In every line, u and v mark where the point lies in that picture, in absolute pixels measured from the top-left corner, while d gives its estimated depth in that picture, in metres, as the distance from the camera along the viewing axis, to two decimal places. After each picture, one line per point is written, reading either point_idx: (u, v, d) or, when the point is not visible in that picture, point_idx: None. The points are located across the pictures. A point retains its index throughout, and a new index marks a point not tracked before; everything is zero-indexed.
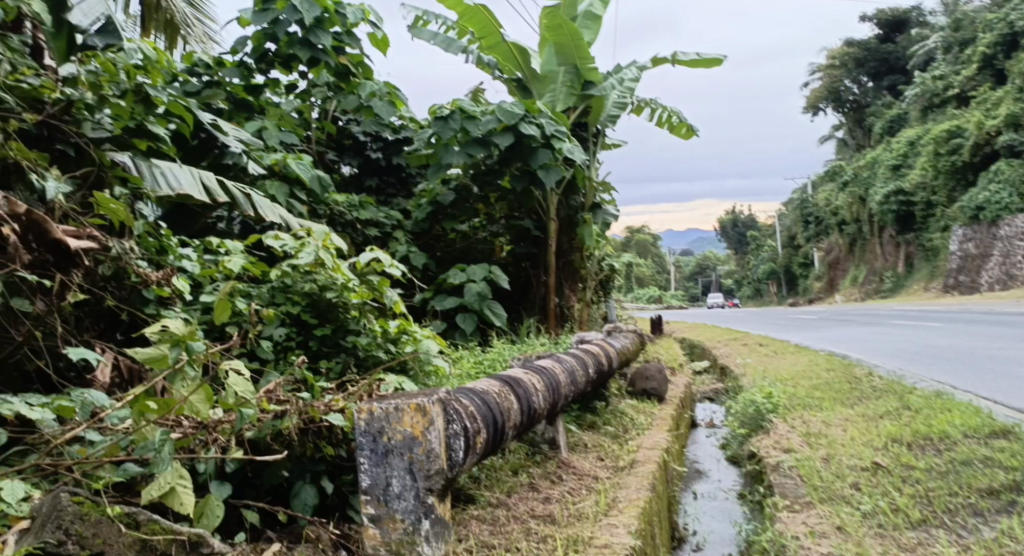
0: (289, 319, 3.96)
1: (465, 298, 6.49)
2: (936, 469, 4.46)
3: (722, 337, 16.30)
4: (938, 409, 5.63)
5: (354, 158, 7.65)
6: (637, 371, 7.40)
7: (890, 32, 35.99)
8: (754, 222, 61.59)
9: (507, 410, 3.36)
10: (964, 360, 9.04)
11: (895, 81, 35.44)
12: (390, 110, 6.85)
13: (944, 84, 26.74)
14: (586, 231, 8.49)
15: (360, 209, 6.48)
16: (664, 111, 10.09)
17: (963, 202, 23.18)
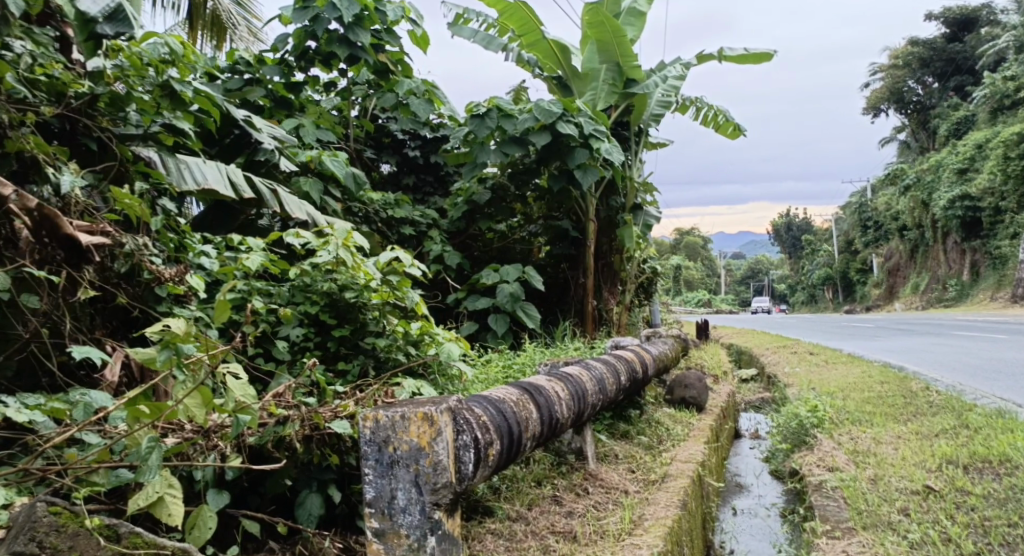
0: (306, 319, 3.94)
1: (497, 298, 6.44)
2: (995, 496, 4.28)
3: (773, 343, 15.99)
4: (997, 429, 5.39)
5: (394, 157, 7.61)
6: (677, 380, 7.24)
7: (958, 32, 34.99)
8: (810, 226, 60.55)
9: (525, 420, 3.31)
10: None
11: (964, 82, 34.69)
12: (428, 109, 6.79)
13: (1016, 85, 25.93)
14: (627, 234, 8.38)
15: (395, 207, 6.45)
16: (709, 109, 9.90)
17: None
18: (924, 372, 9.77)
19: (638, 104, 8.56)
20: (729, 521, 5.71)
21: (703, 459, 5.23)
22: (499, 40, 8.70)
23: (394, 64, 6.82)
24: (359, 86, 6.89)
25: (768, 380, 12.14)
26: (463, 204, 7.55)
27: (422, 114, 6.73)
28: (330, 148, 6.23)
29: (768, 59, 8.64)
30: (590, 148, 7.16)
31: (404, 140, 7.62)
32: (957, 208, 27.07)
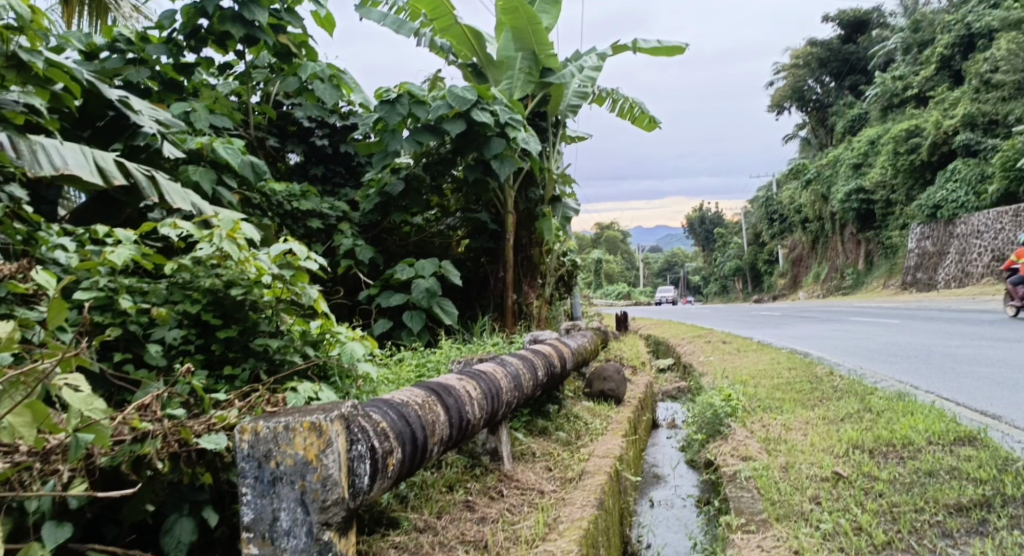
0: (187, 319, 3.66)
1: (412, 294, 6.18)
2: (900, 481, 4.24)
3: (687, 333, 16.15)
4: (899, 411, 5.42)
5: (300, 145, 7.29)
6: (596, 372, 7.10)
7: (852, 34, 36.25)
8: (721, 219, 61.91)
9: (430, 424, 3.12)
10: (923, 359, 8.91)
11: (859, 81, 35.96)
12: (334, 94, 6.44)
13: (904, 84, 27.53)
14: (546, 226, 8.23)
15: (301, 199, 6.20)
16: (625, 101, 9.83)
17: (920, 201, 23.68)
18: (828, 357, 9.92)
19: (554, 94, 8.43)
20: (646, 513, 5.59)
21: (620, 453, 5.10)
22: (410, 24, 8.42)
23: (298, 46, 6.48)
24: (259, 70, 6.60)
25: (682, 370, 12.18)
26: (374, 194, 7.23)
27: (328, 100, 6.40)
28: (225, 134, 5.96)
29: (682, 51, 8.59)
30: (506, 137, 7.00)
31: (311, 128, 7.28)
32: (853, 201, 28.21)
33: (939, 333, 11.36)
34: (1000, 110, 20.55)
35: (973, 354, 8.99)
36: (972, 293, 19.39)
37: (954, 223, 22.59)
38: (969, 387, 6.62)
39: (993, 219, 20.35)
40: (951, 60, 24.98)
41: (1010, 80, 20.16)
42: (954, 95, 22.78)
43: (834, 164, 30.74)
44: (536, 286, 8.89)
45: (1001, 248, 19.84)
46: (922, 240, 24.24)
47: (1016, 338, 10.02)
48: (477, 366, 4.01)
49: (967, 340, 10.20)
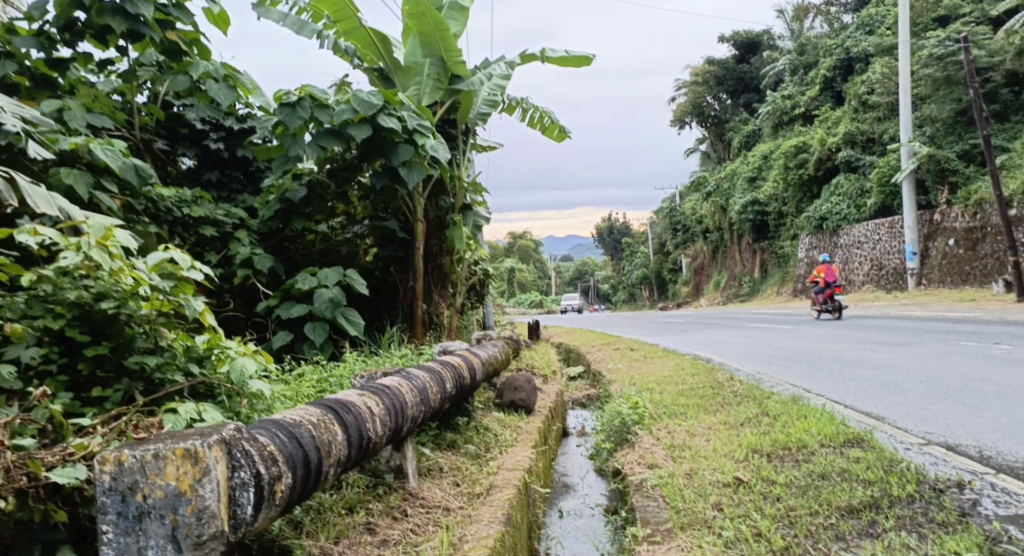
0: (48, 336, 3.54)
1: (315, 306, 6.00)
2: (796, 484, 4.17)
3: (595, 342, 16.25)
4: (794, 415, 5.45)
5: (193, 149, 6.96)
6: (506, 383, 6.97)
7: (745, 54, 37.46)
8: (628, 230, 62.99)
9: (327, 446, 3.08)
10: (816, 363, 9.10)
11: (751, 99, 37.48)
12: (229, 95, 6.29)
13: (791, 103, 29.25)
14: (457, 235, 8.08)
15: (192, 205, 6.09)
16: (536, 111, 9.76)
17: (808, 212, 24.97)
18: (729, 363, 10.06)
19: (463, 102, 8.31)
20: (557, 525, 5.47)
21: (529, 465, 4.97)
22: (312, 26, 8.13)
23: (189, 44, 6.23)
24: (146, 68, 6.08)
25: (591, 379, 12.19)
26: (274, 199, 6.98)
27: (223, 101, 6.26)
28: (105, 135, 5.63)
29: (589, 61, 8.57)
30: (414, 144, 6.85)
31: (205, 130, 7.01)
32: (749, 212, 29.00)
33: (830, 338, 11.70)
34: (876, 130, 22.16)
35: (860, 357, 9.23)
36: (856, 299, 20.30)
37: (838, 234, 23.80)
38: (856, 390, 6.69)
39: (871, 231, 21.73)
40: (832, 83, 26.97)
41: (883, 102, 21.57)
42: (836, 115, 24.56)
43: (730, 178, 32.20)
44: (446, 295, 8.71)
45: (879, 257, 21.30)
46: (810, 250, 25.48)
47: (898, 342, 10.35)
48: (392, 377, 3.93)
49: (855, 345, 10.49)
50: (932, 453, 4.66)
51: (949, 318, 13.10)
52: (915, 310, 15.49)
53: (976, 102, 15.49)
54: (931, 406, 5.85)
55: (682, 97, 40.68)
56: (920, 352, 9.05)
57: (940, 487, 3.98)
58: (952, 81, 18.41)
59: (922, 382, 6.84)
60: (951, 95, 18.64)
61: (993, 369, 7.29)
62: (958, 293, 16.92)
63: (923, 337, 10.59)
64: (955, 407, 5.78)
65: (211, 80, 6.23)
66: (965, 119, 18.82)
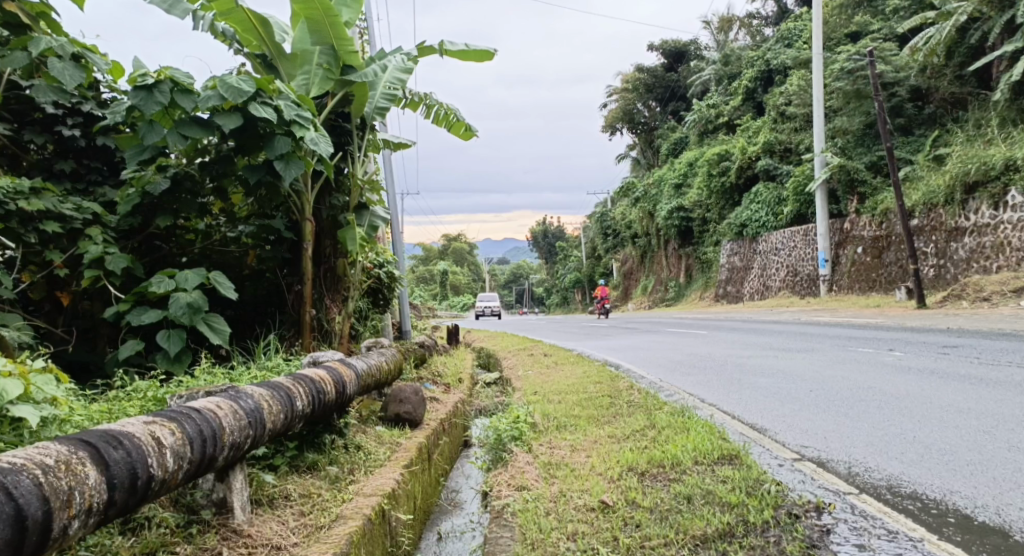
0: None
1: (170, 311, 5.61)
2: (659, 509, 3.96)
3: (514, 347, 15.94)
4: (677, 428, 5.17)
5: (43, 134, 6.95)
6: (391, 394, 6.51)
7: (672, 63, 37.58)
8: (562, 235, 62.98)
9: (60, 494, 2.87)
10: (718, 371, 8.92)
11: (679, 107, 37.73)
12: (74, 75, 6.50)
13: (715, 112, 29.44)
14: (349, 235, 7.57)
15: (32, 196, 6.07)
16: (441, 107, 9.26)
17: (729, 220, 25.15)
18: (633, 370, 9.83)
19: (357, 94, 7.76)
20: (432, 549, 5.07)
21: (393, 488, 4.59)
22: (185, 4, 7.53)
23: (33, 17, 6.66)
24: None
25: (501, 386, 11.83)
26: (135, 192, 6.60)
27: (65, 80, 6.45)
28: None
29: (489, 57, 8.21)
30: (292, 136, 6.47)
31: (59, 115, 7.01)
32: (674, 218, 29.08)
33: (739, 345, 11.56)
34: (793, 140, 22.37)
35: (759, 364, 9.04)
36: (774, 304, 20.39)
37: (757, 241, 23.83)
38: (751, 398, 6.53)
39: (787, 237, 21.88)
40: (754, 93, 27.18)
41: (800, 113, 21.83)
42: (757, 124, 24.71)
43: (657, 184, 32.44)
44: (341, 299, 8.06)
45: (795, 264, 21.46)
46: (733, 256, 25.39)
47: (800, 348, 10.21)
48: (218, 396, 3.64)
49: (757, 352, 10.32)
50: (802, 470, 4.47)
51: (859, 324, 13.04)
52: (825, 315, 15.55)
53: (881, 114, 15.58)
54: (813, 417, 5.63)
55: (613, 104, 40.68)
56: (817, 359, 8.91)
57: (797, 513, 3.84)
58: (862, 94, 18.58)
59: (815, 390, 6.64)
60: (861, 108, 18.85)
61: (886, 377, 7.16)
62: (866, 299, 17.09)
63: (824, 343, 10.47)
64: (836, 418, 5.57)
65: (53, 54, 6.44)
66: (873, 132, 18.92)
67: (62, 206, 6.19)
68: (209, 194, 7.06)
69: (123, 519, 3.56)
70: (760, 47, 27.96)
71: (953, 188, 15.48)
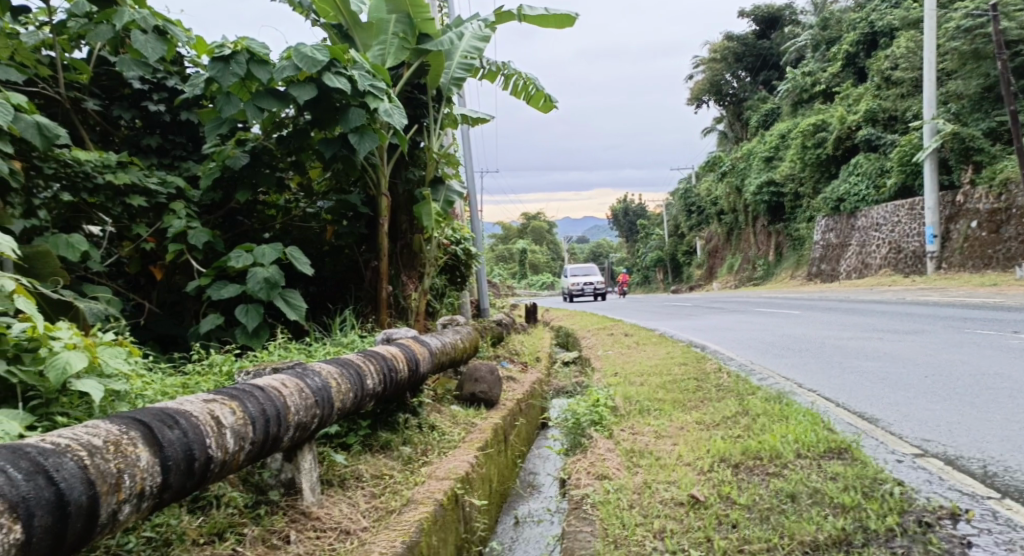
0: None
1: (247, 286, 5.51)
2: (758, 507, 3.69)
3: (594, 325, 15.70)
4: (773, 415, 4.89)
5: (131, 109, 7.02)
6: (467, 372, 6.33)
7: (765, 30, 36.54)
8: (645, 212, 62.20)
9: (108, 477, 2.72)
10: (817, 352, 8.52)
11: (771, 77, 36.68)
12: (157, 47, 6.46)
13: (812, 80, 28.50)
14: (424, 210, 7.37)
15: (119, 171, 6.05)
16: (520, 77, 8.98)
17: (825, 194, 24.26)
18: (722, 351, 9.47)
19: (433, 64, 7.61)
20: (508, 535, 4.88)
21: (467, 472, 4.40)
22: None
23: None
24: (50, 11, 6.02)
25: (580, 365, 11.61)
26: (214, 165, 6.52)
27: (148, 52, 6.41)
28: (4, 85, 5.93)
29: (570, 21, 7.90)
30: (365, 107, 6.32)
31: (146, 91, 7.06)
32: (764, 193, 28.27)
33: (837, 325, 11.04)
34: (898, 108, 21.48)
35: (861, 346, 8.61)
36: (874, 283, 19.59)
37: (856, 216, 22.96)
38: (853, 384, 6.17)
39: (890, 212, 20.99)
40: (854, 58, 26.17)
41: (908, 78, 20.81)
42: (858, 91, 23.77)
43: (746, 158, 31.59)
44: (416, 276, 7.88)
45: (898, 240, 20.59)
46: (828, 232, 24.53)
47: (906, 329, 9.73)
48: (284, 373, 3.51)
49: (858, 332, 9.87)
50: (926, 468, 4.11)
51: (972, 303, 12.36)
52: (934, 294, 14.78)
53: (1004, 75, 14.65)
54: (932, 406, 5.24)
55: (700, 75, 39.85)
56: (924, 342, 8.44)
57: (928, 521, 3.49)
58: (979, 55, 17.57)
59: (928, 376, 6.22)
60: (978, 70, 17.81)
61: (1006, 361, 6.67)
62: (980, 277, 16.23)
63: (935, 324, 9.92)
64: (957, 407, 5.18)
65: (137, 27, 6.41)
66: (992, 95, 18.09)
67: (147, 180, 6.17)
68: (286, 168, 6.96)
69: (192, 497, 3.42)
70: (862, 10, 26.85)
71: None
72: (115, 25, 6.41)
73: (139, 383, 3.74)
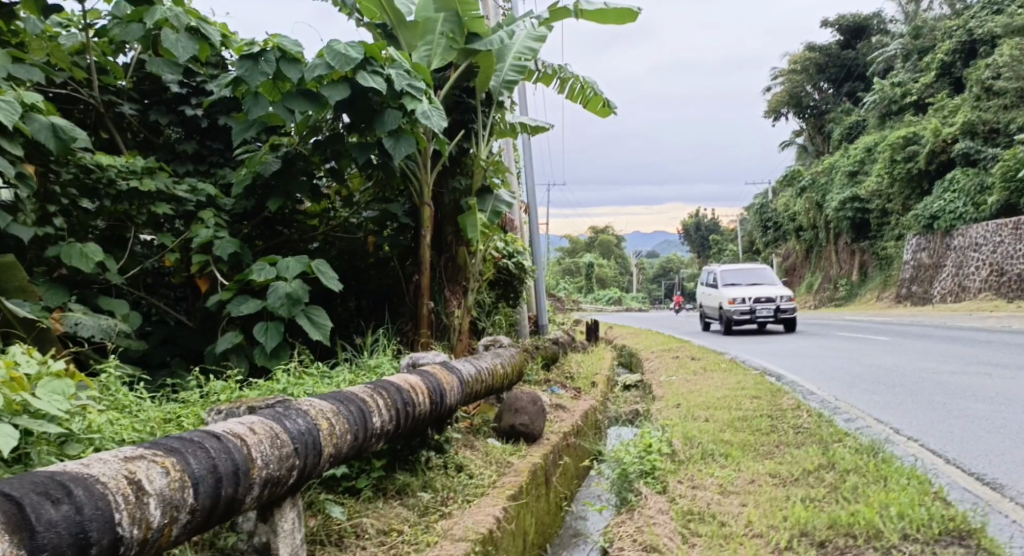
0: None
1: (267, 302, 4.98)
2: None
3: (665, 344, 14.93)
4: (868, 475, 4.64)
5: (168, 114, 6.54)
6: (506, 402, 5.65)
7: (850, 40, 35.41)
8: (718, 227, 60.97)
9: None
10: (912, 387, 7.87)
11: (856, 88, 35.32)
12: (189, 47, 5.92)
13: (902, 91, 27.32)
14: (469, 222, 6.77)
15: (144, 177, 5.54)
16: (577, 81, 8.35)
17: (916, 211, 23.06)
18: (801, 381, 8.77)
19: (483, 64, 7.01)
20: None
21: (490, 531, 3.74)
22: None
23: None
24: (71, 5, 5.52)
25: (644, 390, 10.92)
26: (246, 173, 5.89)
27: (178, 52, 5.86)
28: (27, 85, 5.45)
29: (631, 16, 7.26)
30: (404, 109, 5.68)
31: (184, 95, 6.58)
32: (848, 209, 27.11)
33: (930, 354, 10.24)
34: (1001, 119, 20.41)
35: (967, 385, 7.80)
36: (971, 308, 18.39)
37: (952, 235, 21.70)
38: (956, 441, 5.83)
39: (992, 231, 19.69)
40: (951, 68, 24.96)
41: (1012, 87, 19.87)
42: (954, 103, 22.65)
43: (828, 172, 30.47)
44: (461, 291, 7.22)
45: (1000, 262, 19.27)
46: (920, 252, 23.19)
47: (1020, 364, 8.84)
48: (260, 414, 3.03)
49: (960, 365, 9.03)
50: None
51: None
52: None
53: None
54: None
55: (779, 87, 38.73)
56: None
57: None
58: None
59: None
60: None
61: None
62: None
63: None
64: None
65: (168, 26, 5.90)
66: None
67: (174, 187, 5.66)
68: (324, 176, 6.40)
69: None
70: (958, 18, 25.57)
71: None
72: (146, 23, 5.98)
73: (99, 419, 3.27)
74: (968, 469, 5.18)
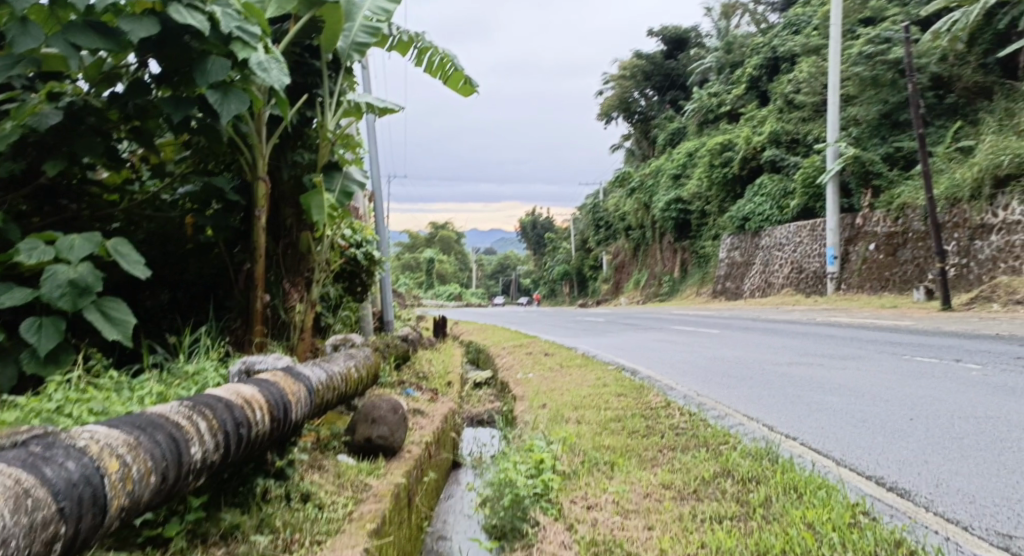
0: None
1: (42, 290, 3.89)
2: None
3: (507, 341, 14.34)
4: (779, 478, 4.08)
5: None
6: (363, 412, 4.78)
7: (672, 50, 36.35)
8: (552, 226, 61.55)
9: None
10: (769, 381, 7.60)
11: (677, 97, 36.38)
12: None
13: (717, 101, 28.12)
14: (314, 201, 5.80)
15: None
16: (436, 52, 7.52)
17: (731, 212, 23.67)
18: (657, 376, 8.36)
19: (328, 20, 6.02)
20: None
21: None
22: None
23: None
24: None
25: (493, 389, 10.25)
26: (13, 127, 4.64)
27: None
28: None
29: None
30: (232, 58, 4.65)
31: None
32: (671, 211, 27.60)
33: (765, 348, 10.16)
34: (801, 130, 21.26)
35: (814, 377, 7.60)
36: (776, 302, 19.05)
37: (760, 235, 22.36)
38: (838, 434, 5.45)
39: (793, 232, 20.55)
40: (758, 81, 25.97)
41: (811, 100, 20.79)
42: (763, 113, 23.56)
43: (654, 174, 31.03)
44: (303, 283, 6.25)
45: (801, 260, 20.13)
46: (733, 250, 23.84)
47: (843, 355, 8.85)
48: (4, 460, 2.39)
49: (798, 357, 8.93)
50: None
51: (887, 327, 11.85)
52: (844, 316, 14.28)
53: (913, 96, 14.84)
54: (970, 471, 4.49)
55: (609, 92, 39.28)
56: (881, 377, 7.42)
57: None
58: (878, 82, 17.80)
59: (920, 426, 5.53)
60: (880, 95, 17.99)
61: (998, 407, 5.96)
62: (879, 299, 16.01)
63: (872, 350, 9.15)
64: (994, 471, 4.46)
65: None
66: (890, 121, 18.10)
67: None
68: (125, 139, 5.21)
69: None
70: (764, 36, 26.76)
71: (981, 181, 14.33)
72: None
73: None
74: (861, 464, 4.77)
